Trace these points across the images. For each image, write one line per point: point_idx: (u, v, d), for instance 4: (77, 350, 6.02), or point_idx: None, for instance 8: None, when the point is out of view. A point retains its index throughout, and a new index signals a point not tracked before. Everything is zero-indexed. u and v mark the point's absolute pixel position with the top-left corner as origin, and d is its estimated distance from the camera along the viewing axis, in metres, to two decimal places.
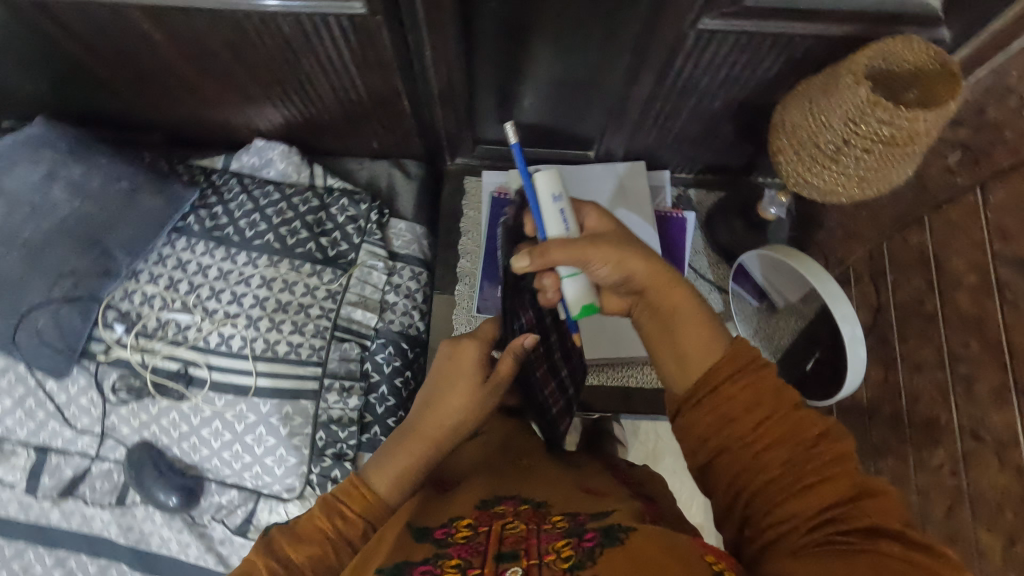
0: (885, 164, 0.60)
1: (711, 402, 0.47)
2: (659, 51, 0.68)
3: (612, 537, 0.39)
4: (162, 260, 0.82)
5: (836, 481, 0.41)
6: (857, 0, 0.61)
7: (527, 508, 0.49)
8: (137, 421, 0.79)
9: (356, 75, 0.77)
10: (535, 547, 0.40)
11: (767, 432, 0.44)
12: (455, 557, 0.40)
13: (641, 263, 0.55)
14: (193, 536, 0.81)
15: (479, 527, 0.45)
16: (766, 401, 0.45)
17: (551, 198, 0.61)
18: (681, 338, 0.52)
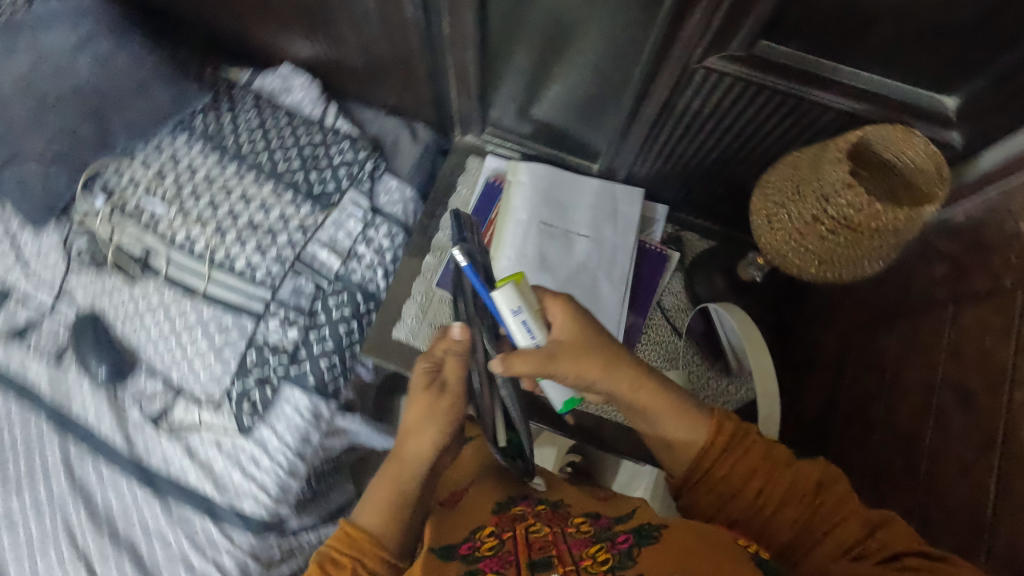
0: (849, 250, 0.58)
1: (708, 483, 0.56)
2: (666, 82, 0.68)
3: (645, 537, 0.47)
4: (159, 150, 0.86)
5: (847, 523, 0.50)
6: (870, 77, 0.58)
7: (544, 509, 0.57)
8: (92, 289, 0.85)
9: (380, 26, 0.79)
10: (568, 552, 0.47)
11: (771, 496, 0.53)
12: (488, 570, 0.46)
13: (595, 344, 0.55)
14: (111, 411, 0.85)
15: (501, 534, 0.51)
16: (761, 468, 0.54)
17: (511, 311, 0.51)
18: (663, 430, 0.58)
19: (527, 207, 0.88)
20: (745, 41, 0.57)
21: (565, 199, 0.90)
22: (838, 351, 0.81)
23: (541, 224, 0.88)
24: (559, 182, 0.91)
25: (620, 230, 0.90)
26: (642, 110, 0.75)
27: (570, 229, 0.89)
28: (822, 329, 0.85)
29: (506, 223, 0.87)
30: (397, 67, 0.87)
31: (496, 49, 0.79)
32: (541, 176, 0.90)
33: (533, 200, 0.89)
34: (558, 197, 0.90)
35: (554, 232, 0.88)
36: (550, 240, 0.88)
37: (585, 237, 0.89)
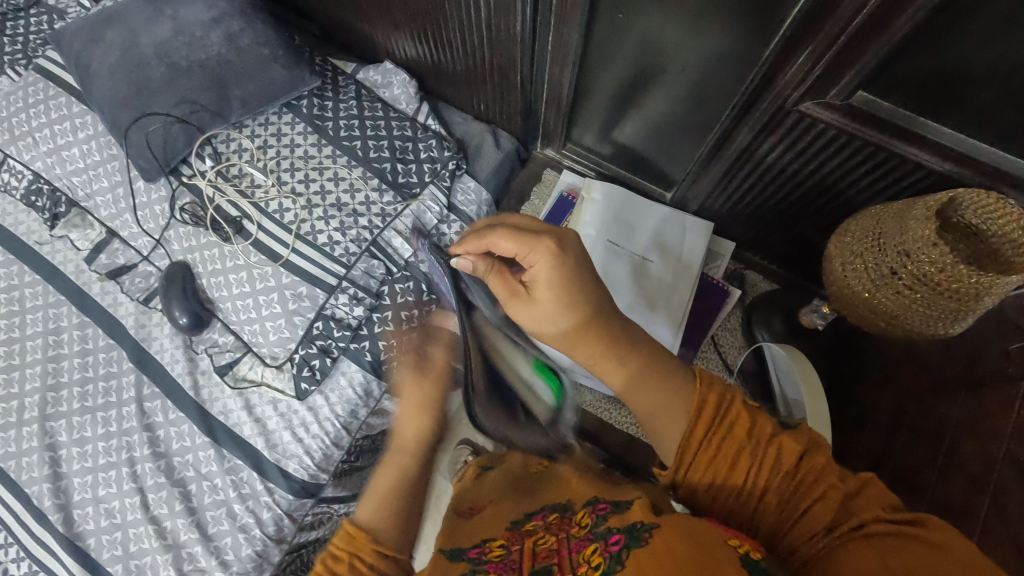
0: (923, 308, 0.58)
1: (695, 469, 0.48)
2: (756, 121, 0.69)
3: (636, 537, 0.44)
4: (266, 125, 0.94)
5: (826, 495, 0.43)
6: (966, 139, 0.57)
7: (555, 518, 0.57)
8: (188, 243, 0.92)
9: (485, 36, 0.84)
10: (567, 559, 0.47)
11: (756, 471, 0.46)
12: (494, 571, 0.50)
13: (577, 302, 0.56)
14: (184, 356, 0.91)
15: (511, 546, 0.54)
16: (744, 446, 0.47)
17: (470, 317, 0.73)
18: (643, 393, 0.53)
19: (596, 225, 0.92)
20: (845, 89, 0.58)
21: (634, 222, 0.93)
22: (895, 413, 0.79)
23: (606, 243, 0.91)
24: (630, 204, 0.94)
25: (685, 261, 0.90)
26: (728, 145, 0.77)
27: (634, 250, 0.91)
28: (880, 390, 0.84)
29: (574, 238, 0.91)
30: (494, 75, 0.92)
31: (591, 70, 0.82)
32: (614, 196, 0.93)
33: (603, 221, 0.92)
34: (626, 218, 0.93)
35: (618, 252, 0.91)
36: (611, 258, 0.91)
37: (647, 261, 0.91)
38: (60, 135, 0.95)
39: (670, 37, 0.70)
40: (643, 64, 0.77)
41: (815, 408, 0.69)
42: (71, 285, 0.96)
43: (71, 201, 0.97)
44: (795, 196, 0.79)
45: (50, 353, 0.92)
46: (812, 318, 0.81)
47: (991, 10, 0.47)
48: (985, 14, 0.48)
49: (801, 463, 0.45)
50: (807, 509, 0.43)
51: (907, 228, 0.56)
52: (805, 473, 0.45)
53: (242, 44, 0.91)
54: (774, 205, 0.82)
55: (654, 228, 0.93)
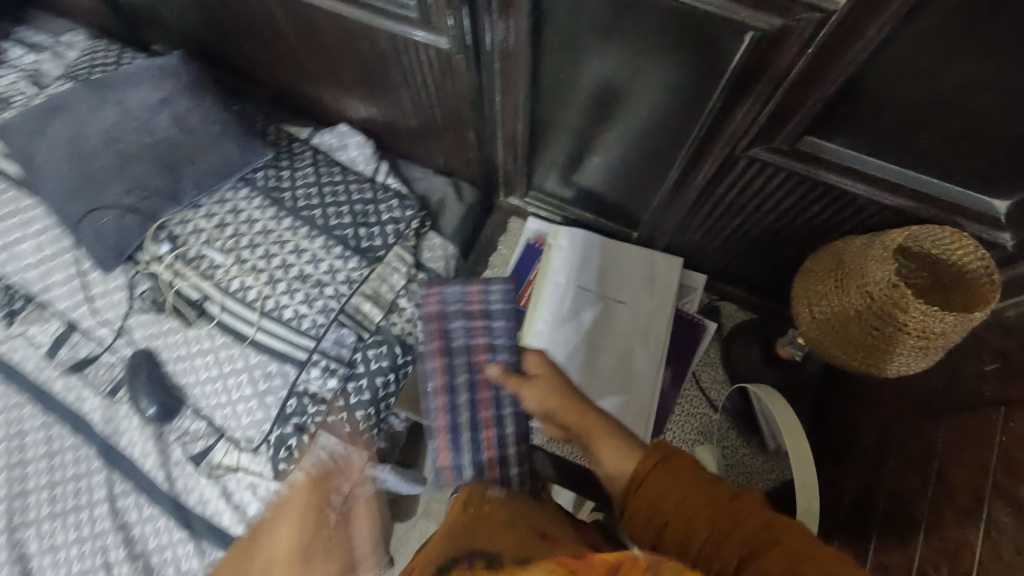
0: (893, 348, 0.57)
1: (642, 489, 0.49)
2: (710, 166, 0.69)
3: None
4: (223, 203, 0.91)
5: (749, 522, 0.44)
6: (904, 170, 0.58)
7: (480, 569, 0.41)
8: (150, 330, 0.89)
9: (437, 97, 0.83)
10: None
11: (692, 502, 0.47)
12: None
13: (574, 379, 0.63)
14: (156, 447, 0.88)
15: None
16: (684, 479, 0.48)
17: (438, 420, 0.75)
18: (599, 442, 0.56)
19: (566, 268, 0.91)
20: (792, 135, 0.58)
21: (606, 262, 0.92)
22: (883, 437, 0.79)
23: (579, 284, 0.90)
24: (598, 245, 0.93)
25: (661, 297, 0.90)
26: (688, 190, 0.77)
27: (608, 291, 0.90)
28: (868, 413, 0.84)
29: (548, 282, 0.90)
30: (450, 133, 0.92)
31: (542, 124, 0.82)
32: (582, 237, 0.93)
33: (573, 263, 0.91)
34: (596, 256, 0.92)
35: (593, 292, 0.90)
36: (587, 297, 0.90)
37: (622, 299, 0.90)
38: (10, 231, 0.93)
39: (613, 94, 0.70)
40: (589, 113, 0.77)
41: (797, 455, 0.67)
42: (29, 386, 0.92)
43: (27, 296, 0.92)
44: (758, 233, 0.79)
45: (14, 459, 0.88)
46: (790, 351, 0.81)
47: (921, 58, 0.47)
48: (913, 61, 0.48)
49: (740, 501, 0.46)
50: (734, 536, 0.43)
51: (869, 270, 0.56)
52: (739, 513, 0.45)
53: (190, 124, 0.89)
54: (740, 242, 0.83)
55: (625, 267, 0.92)
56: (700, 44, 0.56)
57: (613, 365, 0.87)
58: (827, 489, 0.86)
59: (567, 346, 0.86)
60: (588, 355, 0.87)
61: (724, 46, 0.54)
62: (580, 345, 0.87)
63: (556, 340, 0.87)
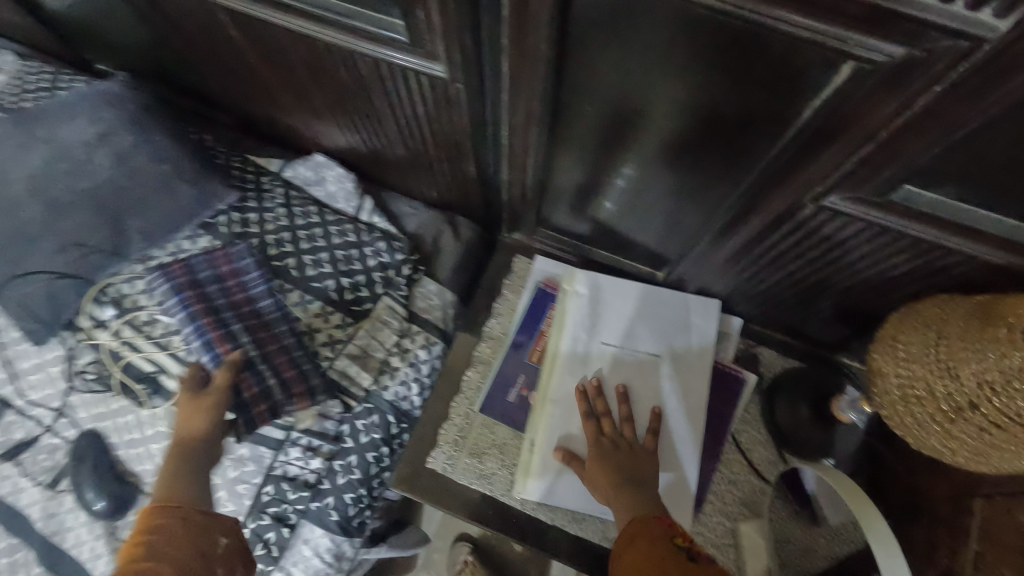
0: (1015, 455, 0.45)
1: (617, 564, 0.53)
2: (766, 212, 0.57)
3: None
4: (178, 253, 0.79)
5: None
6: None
7: None
8: (96, 410, 0.76)
9: (426, 126, 0.71)
10: None
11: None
12: None
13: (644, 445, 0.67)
14: (107, 549, 0.74)
15: None
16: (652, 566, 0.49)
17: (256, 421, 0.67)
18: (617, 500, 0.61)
19: (585, 321, 0.77)
20: (883, 184, 0.46)
21: (632, 314, 0.79)
22: (955, 512, 0.68)
23: (600, 340, 0.77)
24: (621, 293, 0.80)
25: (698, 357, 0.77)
26: (729, 233, 0.65)
27: (636, 347, 0.77)
28: (930, 477, 0.73)
29: (564, 340, 0.76)
30: (442, 165, 0.79)
31: (553, 161, 0.69)
32: (602, 284, 0.80)
33: (592, 316, 0.78)
34: (618, 306, 0.79)
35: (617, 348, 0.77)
36: (611, 355, 0.76)
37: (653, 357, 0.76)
38: None
39: (641, 134, 0.58)
40: (606, 155, 0.64)
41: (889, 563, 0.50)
42: None
43: None
44: (811, 281, 0.67)
45: None
46: (849, 414, 0.70)
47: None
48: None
49: None
50: None
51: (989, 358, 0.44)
52: None
53: (136, 162, 0.75)
54: (786, 288, 0.71)
55: (654, 318, 0.79)
56: (774, 82, 0.43)
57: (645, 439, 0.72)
58: None
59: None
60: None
61: (804, 82, 0.42)
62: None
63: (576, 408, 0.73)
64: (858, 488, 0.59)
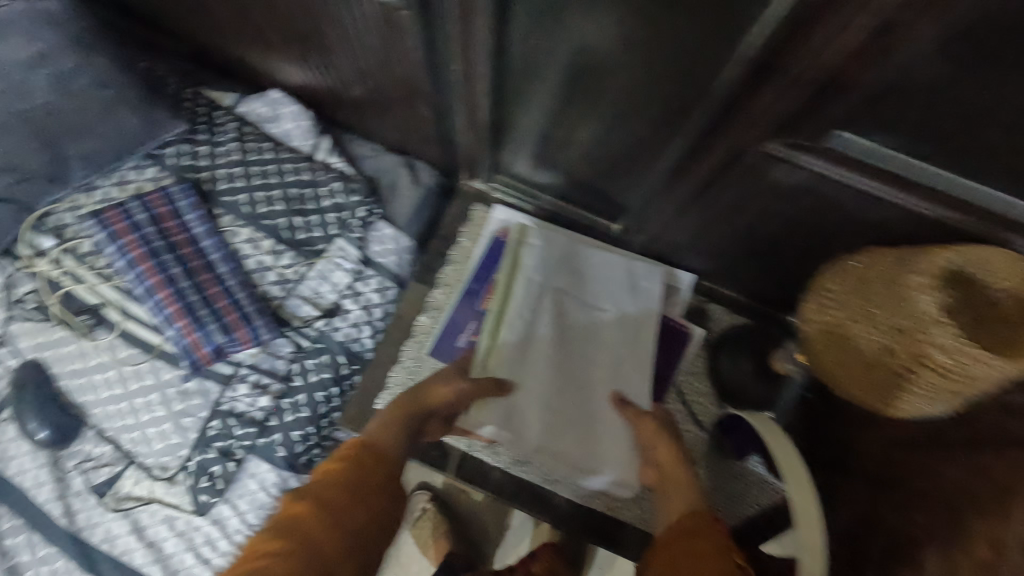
0: (921, 392, 0.47)
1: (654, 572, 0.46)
2: (713, 159, 0.57)
3: None
4: (123, 185, 0.77)
5: None
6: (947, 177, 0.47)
7: None
8: (32, 340, 0.75)
9: (380, 62, 0.68)
10: None
11: None
12: None
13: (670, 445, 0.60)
14: (51, 476, 0.74)
15: None
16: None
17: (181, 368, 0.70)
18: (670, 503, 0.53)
19: (541, 271, 0.76)
20: (819, 129, 0.46)
21: (580, 275, 0.79)
22: (880, 463, 0.71)
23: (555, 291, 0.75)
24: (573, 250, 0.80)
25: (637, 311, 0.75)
26: (680, 183, 0.65)
27: (585, 302, 0.76)
28: (862, 431, 0.76)
29: (518, 287, 0.73)
30: (400, 105, 0.77)
31: (509, 103, 0.68)
32: (558, 240, 0.79)
33: (547, 268, 0.77)
34: (572, 262, 0.79)
35: (568, 303, 0.76)
36: (564, 308, 0.75)
37: (603, 311, 0.75)
38: None
39: (592, 74, 0.57)
40: (562, 99, 0.63)
41: (802, 501, 0.53)
42: None
43: None
44: (759, 235, 0.67)
45: None
46: (786, 366, 0.71)
47: (994, 52, 0.37)
48: (982, 56, 0.37)
49: None
50: None
51: (904, 298, 0.46)
52: None
53: (75, 87, 0.72)
54: (735, 243, 0.71)
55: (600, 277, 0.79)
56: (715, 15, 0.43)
57: (593, 390, 0.70)
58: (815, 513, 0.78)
59: (541, 365, 0.70)
60: (562, 378, 0.71)
61: (745, 18, 0.41)
62: (554, 366, 0.71)
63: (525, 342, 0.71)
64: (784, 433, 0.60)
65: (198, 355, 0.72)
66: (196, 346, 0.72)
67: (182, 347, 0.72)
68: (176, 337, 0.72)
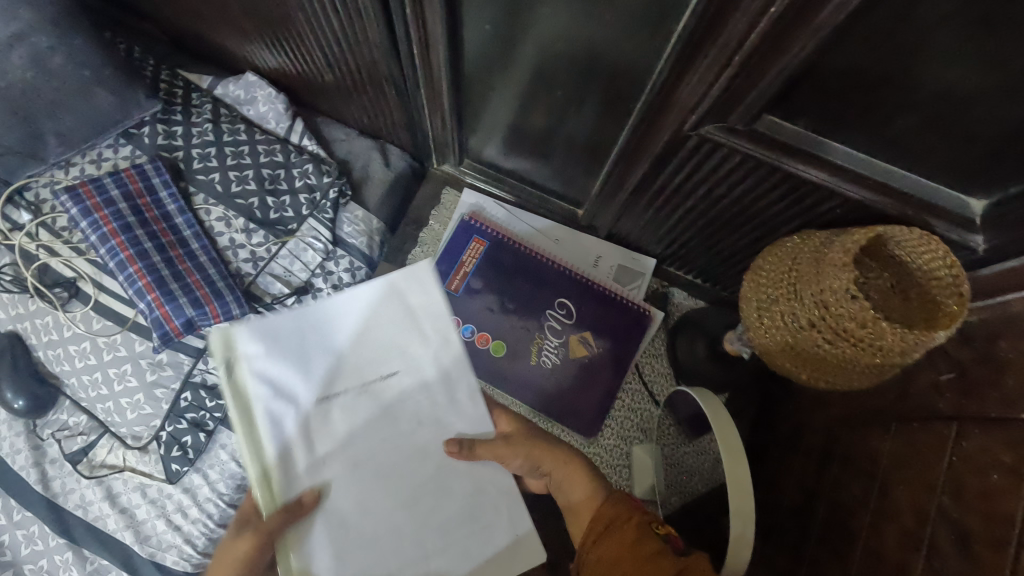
0: (845, 363, 0.50)
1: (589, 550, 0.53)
2: (659, 144, 0.59)
3: None
4: (100, 162, 0.81)
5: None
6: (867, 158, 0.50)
7: None
8: (14, 311, 0.79)
9: (345, 45, 0.70)
10: None
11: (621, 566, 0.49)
12: None
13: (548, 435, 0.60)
14: (27, 445, 0.78)
15: None
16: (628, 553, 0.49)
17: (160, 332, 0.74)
18: (572, 487, 0.59)
19: (274, 399, 0.48)
20: (749, 113, 0.49)
21: (378, 341, 0.52)
22: (826, 440, 0.74)
23: (336, 382, 0.50)
24: (338, 313, 0.51)
25: (429, 342, 0.53)
26: (634, 167, 0.67)
27: (373, 363, 0.51)
28: (812, 411, 0.79)
29: (257, 427, 0.47)
30: (369, 89, 0.79)
31: (470, 88, 0.70)
32: (282, 342, 0.49)
33: (302, 432, 0.49)
34: (341, 351, 0.51)
35: (362, 378, 0.51)
36: (341, 390, 0.50)
37: (399, 372, 0.52)
38: None
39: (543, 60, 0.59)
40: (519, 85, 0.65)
41: (733, 469, 0.56)
42: None
43: None
44: (711, 219, 0.70)
45: None
46: (738, 348, 0.73)
47: (895, 35, 0.40)
48: (887, 36, 0.40)
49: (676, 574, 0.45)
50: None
51: (825, 275, 0.49)
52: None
53: None
54: (689, 227, 0.74)
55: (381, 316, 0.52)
56: None
57: (427, 462, 0.53)
58: (767, 490, 0.81)
59: (344, 464, 0.50)
60: (387, 476, 0.51)
61: None
62: (369, 471, 0.51)
63: (321, 441, 0.50)
64: (722, 407, 0.62)
65: (171, 327, 0.74)
66: (167, 317, 0.74)
67: (155, 319, 0.74)
68: (149, 308, 0.74)
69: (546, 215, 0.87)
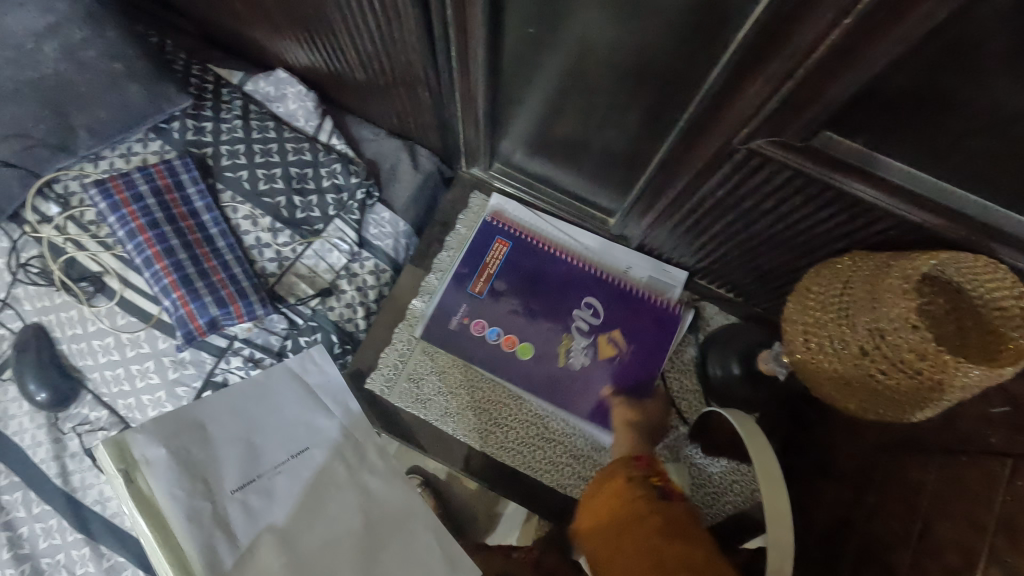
0: (896, 396, 0.48)
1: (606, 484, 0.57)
2: (704, 155, 0.57)
3: None
4: (129, 156, 0.81)
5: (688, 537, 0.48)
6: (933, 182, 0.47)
7: None
8: (39, 303, 0.79)
9: (378, 43, 0.69)
10: None
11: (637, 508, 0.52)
12: None
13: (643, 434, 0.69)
14: (48, 437, 0.77)
15: None
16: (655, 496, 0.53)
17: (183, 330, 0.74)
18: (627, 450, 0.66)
19: (183, 492, 0.48)
20: (806, 128, 0.46)
21: (255, 421, 0.56)
22: (861, 467, 0.71)
23: (220, 467, 0.51)
24: (236, 405, 0.56)
25: (331, 415, 0.60)
26: (673, 177, 0.65)
27: (286, 445, 0.56)
28: (847, 435, 0.75)
29: (157, 522, 0.46)
30: (400, 88, 0.77)
31: (505, 91, 0.68)
32: (182, 436, 0.51)
33: (197, 515, 0.47)
34: (245, 442, 0.54)
35: (248, 456, 0.53)
36: (236, 480, 0.52)
37: (291, 448, 0.56)
38: None
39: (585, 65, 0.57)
40: (557, 89, 0.63)
41: (772, 499, 0.54)
42: None
43: None
44: (752, 233, 0.67)
45: None
46: (773, 367, 0.70)
47: (974, 52, 0.37)
48: (967, 52, 0.37)
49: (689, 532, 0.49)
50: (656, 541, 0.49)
51: (882, 303, 0.47)
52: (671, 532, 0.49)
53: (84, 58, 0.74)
54: (726, 240, 0.71)
55: (279, 404, 0.59)
56: None
57: (340, 524, 0.52)
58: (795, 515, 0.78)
59: (272, 551, 0.49)
60: (314, 543, 0.50)
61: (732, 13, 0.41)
62: (288, 533, 0.50)
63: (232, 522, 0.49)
64: (760, 432, 0.60)
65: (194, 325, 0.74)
66: (191, 315, 0.73)
67: (179, 317, 0.74)
68: (173, 305, 0.74)
69: (576, 221, 0.85)
